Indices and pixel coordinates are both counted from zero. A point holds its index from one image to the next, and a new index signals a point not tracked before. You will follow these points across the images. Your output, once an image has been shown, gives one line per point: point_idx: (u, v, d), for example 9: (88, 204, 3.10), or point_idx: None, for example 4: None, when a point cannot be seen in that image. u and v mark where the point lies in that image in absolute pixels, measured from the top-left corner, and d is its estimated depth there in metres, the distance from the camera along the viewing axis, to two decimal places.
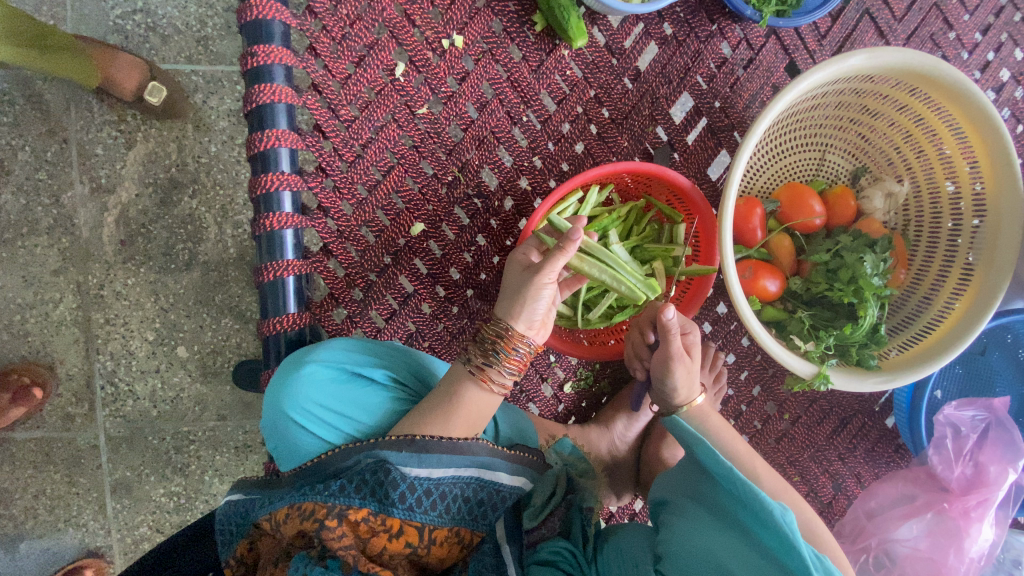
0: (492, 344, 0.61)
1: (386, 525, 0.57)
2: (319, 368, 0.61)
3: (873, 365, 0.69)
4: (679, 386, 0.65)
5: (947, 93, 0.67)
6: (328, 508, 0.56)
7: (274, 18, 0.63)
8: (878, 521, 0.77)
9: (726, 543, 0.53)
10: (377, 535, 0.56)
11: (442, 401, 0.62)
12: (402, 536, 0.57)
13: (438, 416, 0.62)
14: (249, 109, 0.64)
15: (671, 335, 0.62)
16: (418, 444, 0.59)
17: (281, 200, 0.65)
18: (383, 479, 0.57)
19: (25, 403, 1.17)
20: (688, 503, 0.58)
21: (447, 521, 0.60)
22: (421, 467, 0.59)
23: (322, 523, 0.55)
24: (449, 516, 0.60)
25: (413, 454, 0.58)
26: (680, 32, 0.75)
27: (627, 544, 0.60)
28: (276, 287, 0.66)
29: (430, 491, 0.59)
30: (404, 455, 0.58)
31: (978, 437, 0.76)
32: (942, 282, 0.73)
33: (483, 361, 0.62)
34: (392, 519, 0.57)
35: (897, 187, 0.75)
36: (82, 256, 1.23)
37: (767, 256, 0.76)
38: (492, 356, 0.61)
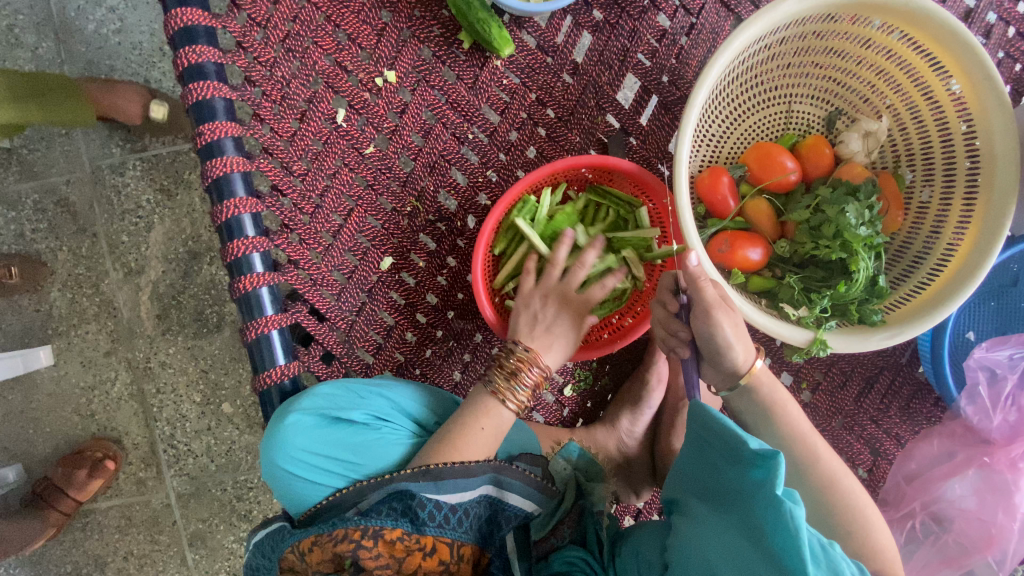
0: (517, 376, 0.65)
1: (419, 543, 0.59)
2: (303, 416, 0.65)
3: (878, 321, 0.64)
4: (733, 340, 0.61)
5: (902, 17, 0.61)
6: (363, 531, 0.58)
7: (213, 95, 0.66)
8: (918, 484, 0.74)
9: (728, 547, 0.52)
10: (411, 553, 0.59)
11: (464, 424, 0.64)
12: (435, 554, 0.60)
13: (449, 441, 0.63)
14: (208, 184, 0.68)
15: (702, 282, 0.59)
16: (437, 469, 0.61)
17: (252, 262, 0.68)
18: (414, 501, 0.60)
19: (101, 475, 1.30)
20: (700, 506, 0.58)
21: (474, 538, 0.63)
22: (444, 488, 0.61)
23: (359, 543, 0.58)
24: (473, 534, 0.63)
25: (429, 483, 0.61)
26: (611, 15, 0.73)
27: (643, 545, 0.61)
28: (261, 343, 0.69)
29: (455, 508, 0.61)
30: (422, 484, 0.61)
31: (1018, 377, 0.70)
32: (945, 213, 0.66)
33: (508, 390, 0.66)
34: (425, 538, 0.59)
35: (875, 124, 0.70)
36: (128, 334, 1.34)
37: (745, 224, 0.72)
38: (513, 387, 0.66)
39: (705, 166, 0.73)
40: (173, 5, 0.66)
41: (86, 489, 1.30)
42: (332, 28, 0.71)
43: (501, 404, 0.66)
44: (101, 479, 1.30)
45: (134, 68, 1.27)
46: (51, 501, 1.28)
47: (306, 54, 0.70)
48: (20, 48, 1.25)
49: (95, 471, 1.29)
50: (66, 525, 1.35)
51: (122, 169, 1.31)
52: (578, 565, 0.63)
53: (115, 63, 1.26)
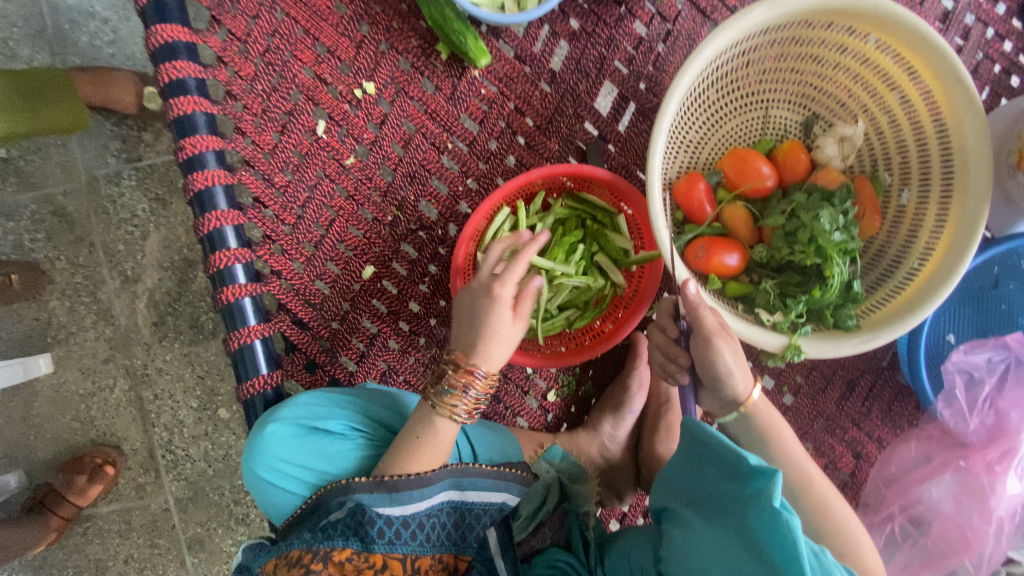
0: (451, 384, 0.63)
1: (369, 561, 0.59)
2: (280, 427, 0.65)
3: (852, 326, 0.64)
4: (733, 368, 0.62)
5: (872, 23, 0.62)
6: (313, 554, 0.57)
7: (194, 110, 0.68)
8: (898, 487, 0.73)
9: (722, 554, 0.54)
10: (362, 573, 0.58)
11: (416, 445, 0.64)
12: (386, 570, 0.60)
13: (408, 452, 0.64)
14: (190, 196, 0.69)
15: (699, 309, 0.60)
16: (394, 481, 0.62)
17: (234, 273, 0.69)
18: (367, 519, 0.59)
19: (99, 480, 1.32)
20: (688, 513, 0.60)
21: (434, 549, 0.63)
22: (395, 504, 0.61)
23: (307, 568, 0.57)
24: (430, 546, 0.63)
25: (384, 494, 0.61)
26: (587, 24, 0.74)
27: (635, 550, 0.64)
28: (244, 353, 0.70)
29: (409, 522, 0.62)
30: (376, 496, 0.61)
31: (995, 380, 0.70)
32: (921, 217, 0.66)
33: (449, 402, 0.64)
34: (375, 556, 0.59)
35: (851, 129, 0.70)
36: (125, 341, 1.36)
37: (722, 229, 0.72)
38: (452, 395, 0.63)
39: (682, 172, 0.74)
40: (154, 23, 0.67)
41: (86, 494, 1.31)
42: (312, 41, 0.72)
43: (447, 418, 0.64)
44: (99, 485, 1.32)
45: None
46: (52, 506, 1.30)
47: (286, 67, 0.71)
48: (16, 61, 1.27)
49: (94, 477, 1.31)
50: (68, 530, 1.38)
51: (117, 179, 1.33)
52: (563, 568, 0.65)
53: None
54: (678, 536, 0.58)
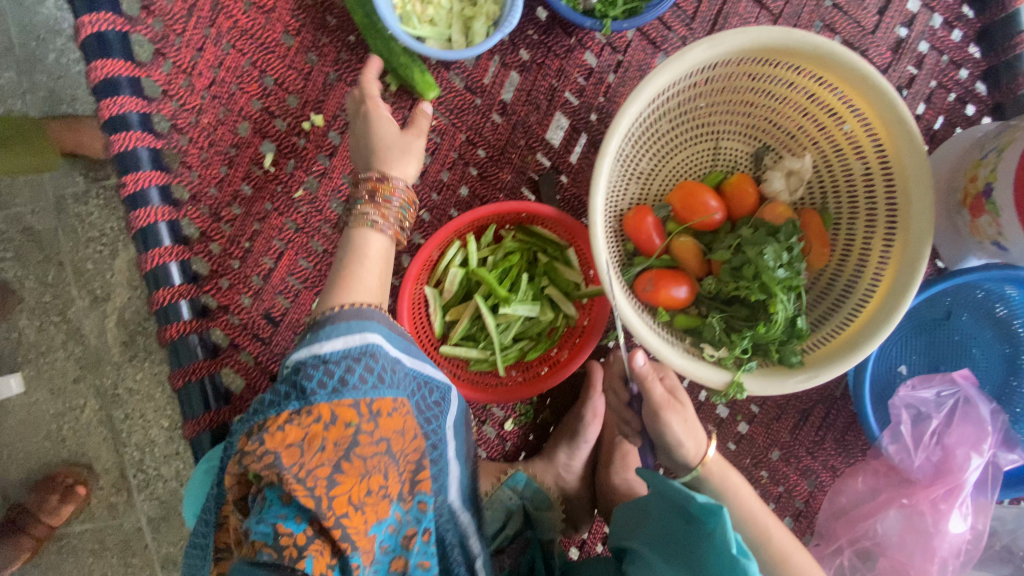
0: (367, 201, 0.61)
1: (316, 417, 0.49)
2: (205, 464, 0.67)
3: (796, 362, 0.64)
4: (683, 437, 0.64)
5: (815, 61, 0.61)
6: (254, 434, 0.49)
7: (137, 146, 0.67)
8: (850, 518, 0.74)
9: None
10: (308, 433, 0.49)
11: (353, 259, 0.59)
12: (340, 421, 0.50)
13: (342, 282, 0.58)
14: (134, 232, 0.68)
15: (649, 382, 0.62)
16: (352, 310, 0.55)
17: (179, 310, 0.68)
18: (299, 370, 0.52)
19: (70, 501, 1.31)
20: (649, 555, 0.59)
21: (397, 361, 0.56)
22: (333, 344, 0.53)
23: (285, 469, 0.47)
24: (387, 387, 0.53)
25: (305, 350, 0.53)
26: (537, 55, 0.73)
27: None
28: (189, 390, 0.69)
29: (354, 366, 0.52)
30: (304, 349, 0.53)
31: (942, 417, 0.70)
32: (867, 252, 0.66)
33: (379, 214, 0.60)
34: (317, 408, 0.50)
35: (799, 162, 0.69)
36: (95, 360, 1.35)
37: (671, 262, 0.72)
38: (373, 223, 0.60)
39: (633, 204, 0.74)
40: (94, 58, 0.66)
41: (58, 514, 1.31)
42: (258, 73, 0.71)
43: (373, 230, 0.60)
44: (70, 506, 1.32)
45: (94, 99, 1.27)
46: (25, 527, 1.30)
47: (233, 100, 0.71)
48: None
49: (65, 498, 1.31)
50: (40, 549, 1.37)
51: (85, 198, 1.32)
52: None
53: (75, 94, 1.27)
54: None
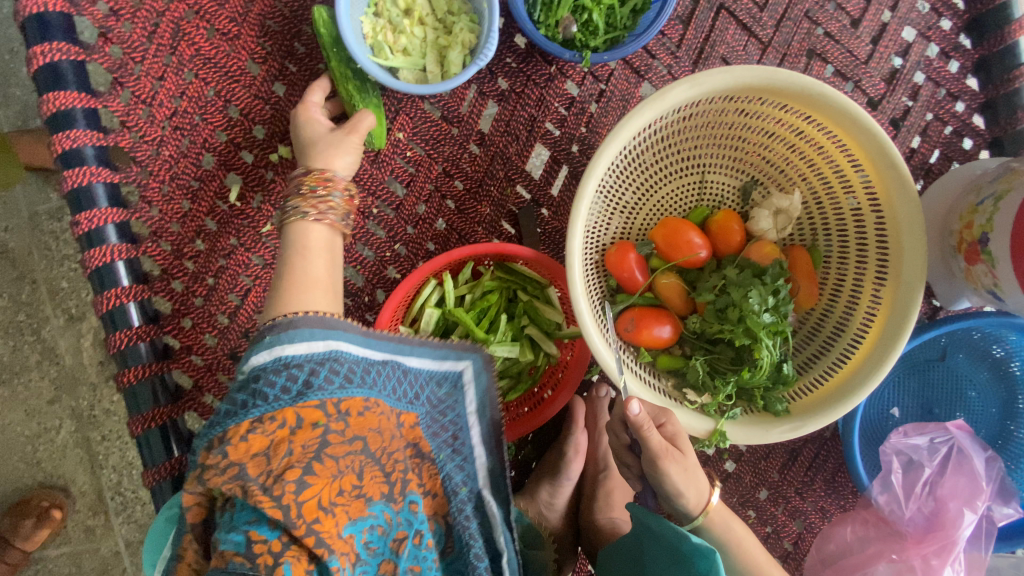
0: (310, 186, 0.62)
1: (280, 422, 0.51)
2: (166, 512, 0.62)
3: (781, 410, 0.61)
4: (683, 487, 0.60)
5: (802, 99, 0.58)
6: (216, 447, 0.51)
7: (92, 181, 0.64)
8: (841, 565, 0.71)
9: None
10: (275, 440, 0.50)
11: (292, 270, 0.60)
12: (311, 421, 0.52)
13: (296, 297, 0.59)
14: (89, 272, 0.65)
15: (646, 430, 0.57)
16: (298, 321, 0.55)
17: (138, 352, 0.65)
18: (268, 377, 0.53)
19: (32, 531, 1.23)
20: None
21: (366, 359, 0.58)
22: (297, 348, 0.54)
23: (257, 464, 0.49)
24: (354, 386, 0.56)
25: (268, 351, 0.54)
26: (516, 84, 0.70)
27: None
28: (149, 437, 0.66)
29: (309, 337, 0.55)
30: (266, 353, 0.54)
31: (937, 467, 0.68)
32: (857, 294, 0.63)
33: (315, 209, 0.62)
34: (285, 411, 0.52)
35: (787, 201, 0.66)
36: (71, 381, 1.32)
37: (654, 300, 0.69)
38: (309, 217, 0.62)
39: (615, 239, 0.71)
40: (47, 89, 0.63)
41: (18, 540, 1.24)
42: (223, 103, 0.68)
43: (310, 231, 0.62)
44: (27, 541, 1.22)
45: None
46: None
47: (195, 131, 0.68)
48: None
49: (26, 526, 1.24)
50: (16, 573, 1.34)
51: (60, 215, 1.28)
52: None
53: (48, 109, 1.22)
54: None
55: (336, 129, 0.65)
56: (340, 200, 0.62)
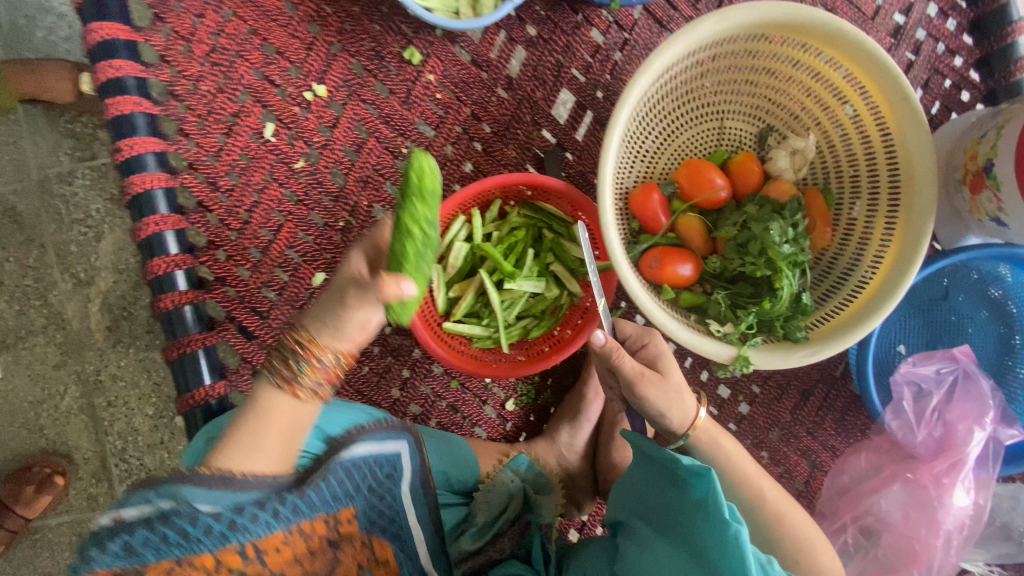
0: (292, 352, 0.50)
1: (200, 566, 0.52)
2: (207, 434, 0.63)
3: (801, 337, 0.64)
4: (663, 407, 0.62)
5: (822, 37, 0.61)
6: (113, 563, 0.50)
7: (133, 111, 0.65)
8: (851, 496, 0.74)
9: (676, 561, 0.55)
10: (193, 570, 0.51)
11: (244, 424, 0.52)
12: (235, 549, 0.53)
13: (241, 437, 0.51)
14: (128, 199, 0.66)
15: (617, 355, 0.60)
16: (238, 479, 0.51)
17: (174, 280, 0.67)
18: (190, 521, 0.50)
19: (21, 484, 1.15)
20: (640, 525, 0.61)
21: (284, 481, 0.54)
22: (202, 490, 0.50)
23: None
24: (281, 522, 0.54)
25: (207, 488, 0.50)
26: (544, 31, 0.73)
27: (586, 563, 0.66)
28: (184, 363, 0.68)
29: (240, 507, 0.52)
30: (202, 490, 0.50)
31: (944, 393, 0.71)
32: (870, 231, 0.67)
33: (288, 373, 0.51)
34: (202, 556, 0.51)
35: (803, 142, 0.70)
36: (77, 346, 1.31)
37: (676, 240, 0.72)
38: (294, 368, 0.50)
39: (638, 182, 0.74)
40: (92, 19, 0.65)
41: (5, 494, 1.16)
42: (259, 41, 0.69)
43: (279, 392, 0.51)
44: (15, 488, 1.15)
45: None
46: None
47: (232, 68, 0.69)
48: None
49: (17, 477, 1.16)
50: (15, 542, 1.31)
51: (70, 179, 1.28)
52: None
53: None
54: (628, 550, 0.59)
55: (340, 292, 0.50)
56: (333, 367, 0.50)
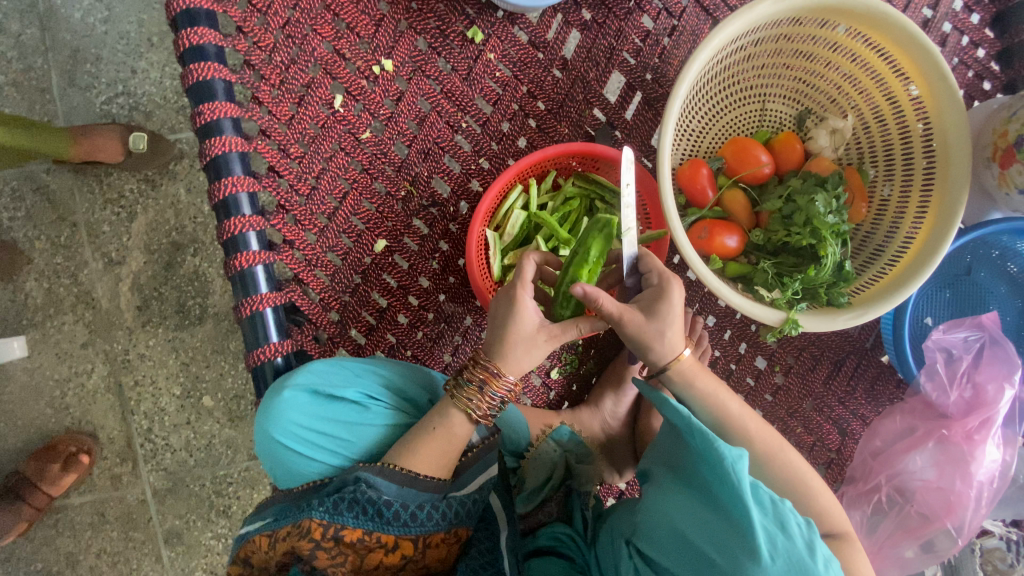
0: (479, 382, 0.66)
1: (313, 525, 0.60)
2: (299, 383, 0.67)
3: (844, 302, 0.69)
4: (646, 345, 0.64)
5: (867, 21, 0.67)
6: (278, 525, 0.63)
7: (213, 77, 0.68)
8: (884, 459, 0.78)
9: (689, 509, 0.59)
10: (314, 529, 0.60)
11: (430, 432, 0.67)
12: (397, 550, 0.62)
13: (421, 446, 0.66)
14: (205, 162, 0.69)
15: (597, 300, 0.60)
16: (419, 481, 0.65)
17: (247, 240, 0.69)
18: (368, 497, 0.62)
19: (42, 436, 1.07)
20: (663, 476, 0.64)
21: (442, 526, 0.64)
22: (390, 485, 0.64)
23: (318, 543, 0.60)
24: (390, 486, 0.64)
25: (338, 502, 0.62)
26: (598, 15, 0.77)
27: (615, 522, 0.67)
28: (255, 320, 0.70)
29: (408, 504, 0.63)
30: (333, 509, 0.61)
31: (972, 357, 0.75)
32: (904, 208, 0.72)
33: (476, 403, 0.67)
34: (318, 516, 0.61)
35: (841, 122, 0.76)
36: (106, 325, 1.29)
37: (722, 214, 0.77)
38: (479, 392, 0.66)
39: (686, 159, 0.78)
40: None
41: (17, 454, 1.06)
42: (331, 17, 0.73)
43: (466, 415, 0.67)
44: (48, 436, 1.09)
45: (120, 57, 1.21)
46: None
47: (305, 40, 0.72)
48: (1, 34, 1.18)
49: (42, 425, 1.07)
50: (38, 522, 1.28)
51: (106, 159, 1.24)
52: (563, 539, 0.72)
53: (101, 53, 1.20)
54: (649, 497, 0.63)
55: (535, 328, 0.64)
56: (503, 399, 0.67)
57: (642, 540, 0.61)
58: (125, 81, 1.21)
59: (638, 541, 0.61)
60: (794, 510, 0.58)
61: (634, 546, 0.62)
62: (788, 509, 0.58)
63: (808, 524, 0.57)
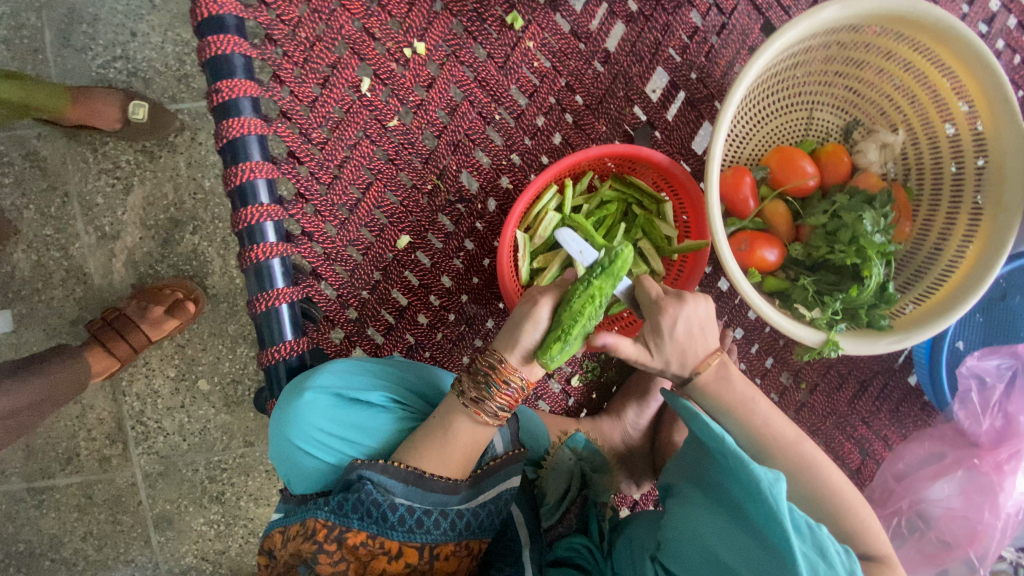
0: (485, 377, 0.60)
1: (317, 528, 0.58)
2: (320, 386, 0.64)
3: (885, 325, 0.66)
4: (695, 337, 0.60)
5: (932, 34, 0.63)
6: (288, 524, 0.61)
7: (233, 51, 0.63)
8: (909, 484, 0.78)
9: (719, 529, 0.54)
10: (320, 530, 0.58)
11: (432, 428, 0.62)
12: (401, 557, 0.59)
13: (434, 446, 0.61)
14: (222, 145, 0.65)
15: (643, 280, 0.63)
16: (426, 480, 0.60)
17: (264, 231, 0.66)
18: (373, 499, 0.58)
19: (179, 314, 1.11)
20: (689, 487, 0.60)
21: (452, 535, 0.61)
22: (396, 484, 0.60)
23: (320, 546, 0.57)
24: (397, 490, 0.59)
25: (344, 500, 0.58)
26: (645, 8, 0.73)
27: (636, 534, 0.64)
28: (269, 316, 0.67)
29: (415, 508, 0.60)
30: (336, 511, 0.58)
31: (1005, 386, 0.75)
32: (950, 229, 0.70)
33: (477, 396, 0.60)
34: (317, 521, 0.58)
35: (892, 137, 0.73)
36: (97, 303, 1.19)
37: (762, 226, 0.74)
38: (483, 389, 0.60)
39: (727, 167, 0.74)
40: None
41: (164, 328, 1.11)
42: None
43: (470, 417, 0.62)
44: (175, 320, 1.12)
45: (119, 19, 1.12)
46: (104, 341, 1.09)
47: (333, 16, 0.67)
48: None
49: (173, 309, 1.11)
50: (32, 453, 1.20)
51: None
52: (580, 551, 0.68)
53: (98, 12, 1.12)
54: (674, 511, 0.59)
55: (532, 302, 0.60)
56: (500, 399, 0.60)
57: (669, 554, 0.57)
58: (124, 44, 1.13)
59: (665, 556, 0.57)
60: (832, 536, 0.53)
61: (659, 561, 0.58)
62: (826, 535, 0.53)
63: (847, 551, 0.52)
